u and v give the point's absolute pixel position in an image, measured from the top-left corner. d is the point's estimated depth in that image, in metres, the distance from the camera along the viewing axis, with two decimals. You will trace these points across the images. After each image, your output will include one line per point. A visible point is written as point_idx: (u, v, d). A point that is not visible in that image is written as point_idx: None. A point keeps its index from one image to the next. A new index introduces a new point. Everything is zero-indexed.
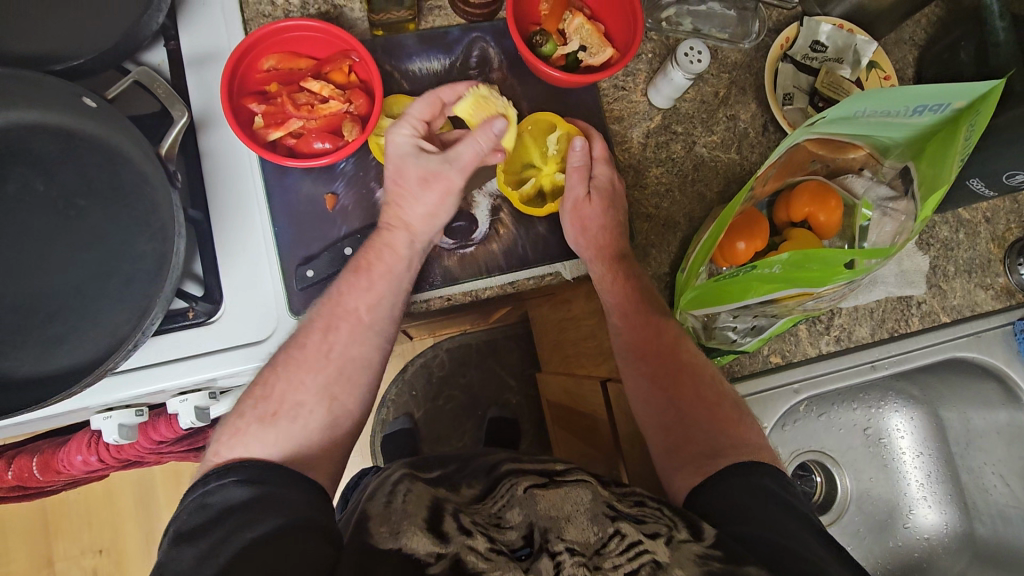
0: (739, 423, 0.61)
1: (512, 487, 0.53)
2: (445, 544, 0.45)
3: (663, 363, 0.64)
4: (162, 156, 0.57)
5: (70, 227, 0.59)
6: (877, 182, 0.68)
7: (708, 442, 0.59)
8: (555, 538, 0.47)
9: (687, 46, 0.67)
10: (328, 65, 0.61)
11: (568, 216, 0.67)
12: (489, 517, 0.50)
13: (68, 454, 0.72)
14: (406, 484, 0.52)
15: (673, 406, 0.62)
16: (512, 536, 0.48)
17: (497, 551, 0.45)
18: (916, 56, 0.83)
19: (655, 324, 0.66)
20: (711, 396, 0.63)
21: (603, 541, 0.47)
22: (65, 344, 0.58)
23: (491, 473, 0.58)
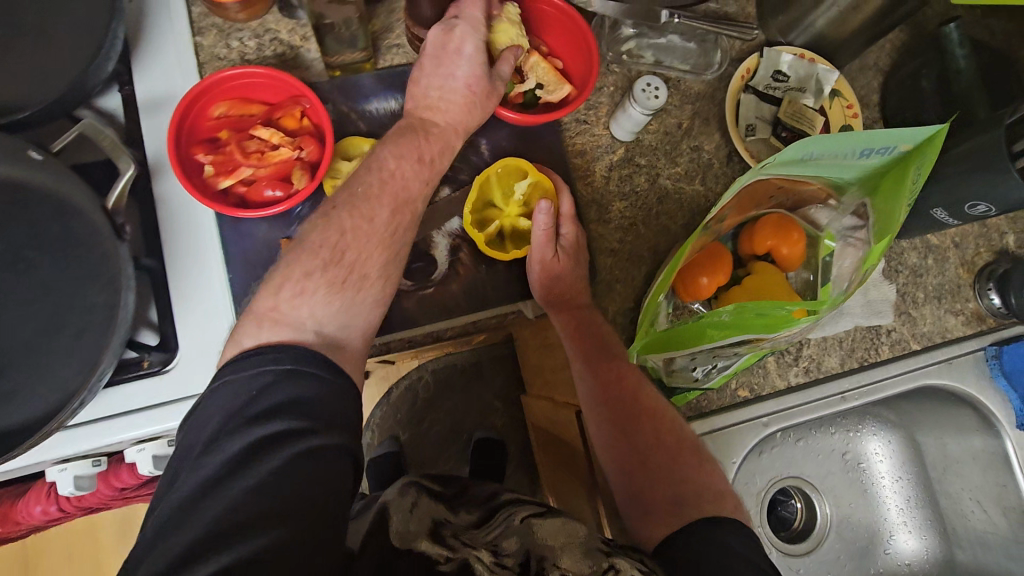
0: (704, 472, 0.60)
1: (509, 518, 0.60)
2: (454, 550, 0.54)
3: (624, 411, 0.62)
4: (109, 210, 0.58)
5: (17, 280, 0.59)
6: (841, 213, 0.67)
7: (672, 493, 0.59)
8: (550, 564, 0.52)
9: (644, 83, 0.67)
10: (280, 110, 0.60)
11: (534, 272, 0.65)
12: (487, 542, 0.56)
13: (25, 505, 0.71)
14: (412, 500, 0.63)
15: (636, 456, 0.61)
16: (509, 559, 0.53)
17: (501, 564, 0.52)
18: (881, 82, 0.83)
19: (615, 371, 0.64)
20: (674, 443, 0.62)
21: (599, 572, 0.51)
22: (12, 400, 0.57)
23: (486, 506, 0.66)
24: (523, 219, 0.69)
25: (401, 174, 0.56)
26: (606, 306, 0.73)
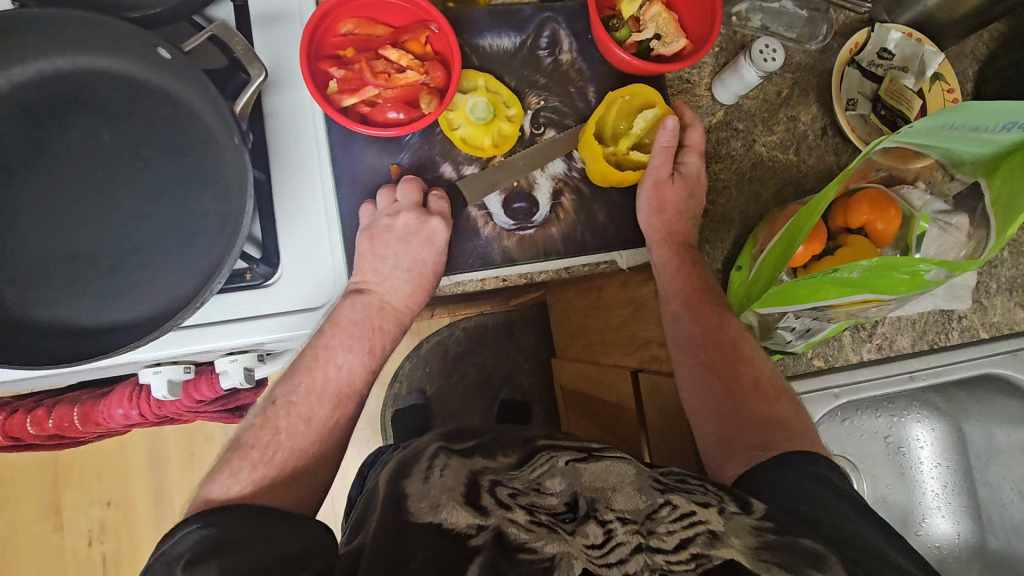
0: (796, 422, 0.62)
1: (551, 458, 0.53)
2: (484, 516, 0.45)
3: (722, 355, 0.65)
4: (236, 115, 0.56)
5: (134, 180, 0.59)
6: (935, 196, 0.69)
7: (760, 434, 0.61)
8: (604, 507, 0.47)
9: (763, 43, 0.66)
10: (406, 33, 0.60)
11: (647, 192, 0.69)
12: (528, 482, 0.50)
13: (108, 408, 0.72)
14: (442, 459, 0.53)
15: (729, 396, 0.64)
16: (553, 501, 0.48)
17: (538, 524, 0.45)
18: (976, 71, 0.82)
19: (716, 316, 0.67)
20: (767, 391, 0.64)
21: (655, 509, 0.47)
22: (126, 296, 0.58)
23: (526, 444, 0.57)
24: (636, 151, 0.71)
25: (415, 287, 0.67)
26: None
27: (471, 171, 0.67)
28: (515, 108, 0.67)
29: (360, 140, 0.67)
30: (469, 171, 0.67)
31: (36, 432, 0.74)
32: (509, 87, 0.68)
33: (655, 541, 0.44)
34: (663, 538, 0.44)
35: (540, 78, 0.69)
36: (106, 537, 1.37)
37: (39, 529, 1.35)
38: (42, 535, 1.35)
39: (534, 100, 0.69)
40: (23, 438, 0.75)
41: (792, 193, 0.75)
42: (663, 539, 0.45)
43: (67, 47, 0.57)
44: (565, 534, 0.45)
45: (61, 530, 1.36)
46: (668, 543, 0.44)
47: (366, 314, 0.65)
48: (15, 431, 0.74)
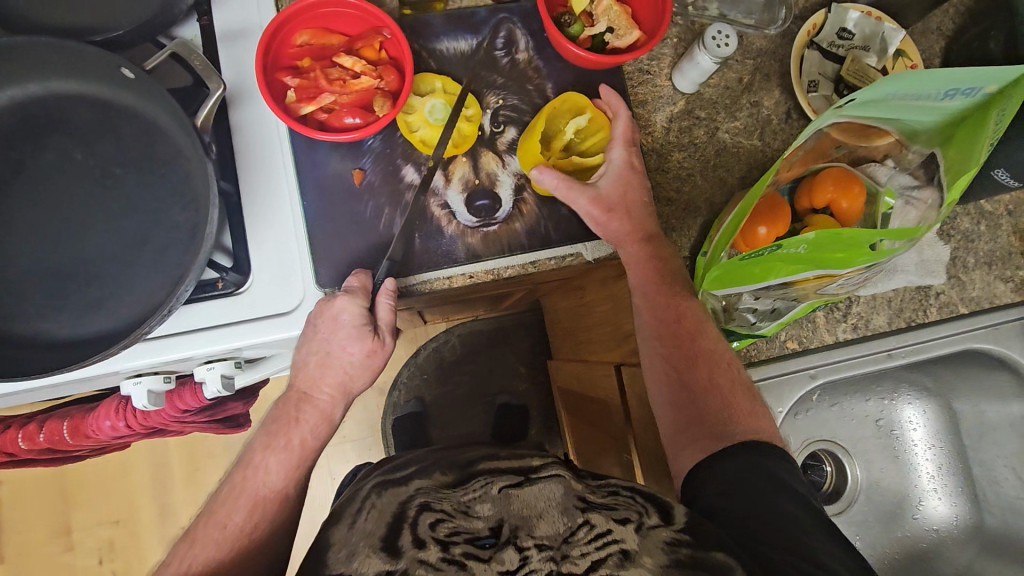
0: (748, 416, 0.63)
1: (487, 484, 0.57)
2: (395, 560, 0.47)
3: (682, 350, 0.66)
4: (198, 129, 0.59)
5: (105, 197, 0.61)
6: (900, 170, 0.68)
7: (718, 426, 0.62)
8: (525, 534, 0.50)
9: (715, 30, 0.67)
10: (360, 41, 0.62)
11: (586, 202, 0.67)
12: (457, 505, 0.54)
13: (96, 420, 0.74)
14: (375, 498, 0.58)
15: (687, 389, 0.64)
16: (479, 525, 0.52)
17: (449, 560, 0.47)
18: (943, 46, 0.82)
19: (675, 307, 0.67)
20: (724, 384, 0.65)
21: (572, 531, 0.49)
22: (100, 309, 0.60)
23: (466, 467, 0.64)
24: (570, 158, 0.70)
25: (354, 368, 0.66)
26: None
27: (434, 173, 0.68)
28: (472, 107, 0.68)
29: (324, 147, 0.68)
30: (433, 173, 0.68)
31: (29, 446, 0.77)
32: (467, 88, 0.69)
33: (566, 565, 0.46)
34: (574, 562, 0.47)
35: (498, 77, 0.70)
36: (114, 555, 1.39)
37: (50, 550, 1.38)
38: (53, 555, 1.38)
39: (492, 99, 0.70)
40: (17, 453, 0.78)
41: (758, 177, 0.75)
42: (574, 562, 0.47)
43: (37, 73, 0.60)
44: (478, 564, 0.47)
45: (71, 550, 1.38)
46: (578, 565, 0.46)
47: (286, 403, 0.66)
48: (8, 446, 0.76)
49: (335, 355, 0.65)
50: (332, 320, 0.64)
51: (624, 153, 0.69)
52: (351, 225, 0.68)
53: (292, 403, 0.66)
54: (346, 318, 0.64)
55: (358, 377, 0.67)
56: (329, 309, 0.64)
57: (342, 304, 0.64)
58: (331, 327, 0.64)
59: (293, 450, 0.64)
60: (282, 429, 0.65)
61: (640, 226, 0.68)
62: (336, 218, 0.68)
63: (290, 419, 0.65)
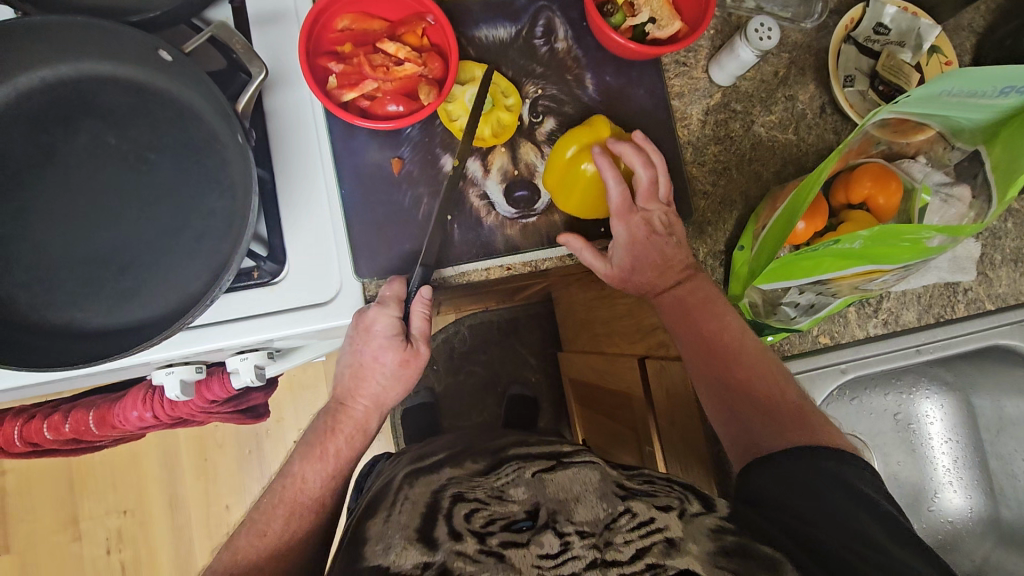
0: (805, 425, 0.60)
1: (519, 469, 0.60)
2: (433, 552, 0.48)
3: (722, 373, 0.64)
4: (238, 114, 0.57)
5: (141, 183, 0.59)
6: (935, 167, 0.69)
7: (771, 439, 0.60)
8: (564, 519, 0.50)
9: (757, 22, 0.66)
10: (403, 27, 0.61)
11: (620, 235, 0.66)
12: (491, 492, 0.55)
13: (123, 410, 0.73)
14: (407, 489, 0.60)
15: (732, 412, 0.62)
16: (515, 509, 0.53)
17: (487, 552, 0.47)
18: (973, 45, 0.81)
19: (708, 316, 0.66)
20: (770, 402, 0.62)
21: (613, 517, 0.50)
22: (137, 298, 0.59)
23: (497, 454, 0.66)
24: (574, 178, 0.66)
25: (392, 381, 0.66)
26: (697, 247, 0.73)
27: (472, 163, 0.67)
28: (513, 97, 0.67)
29: (361, 135, 0.67)
30: (471, 163, 0.67)
31: (54, 437, 0.75)
32: (507, 78, 0.68)
33: (610, 554, 0.46)
34: (617, 550, 0.46)
35: (537, 67, 0.70)
36: (123, 545, 1.38)
37: (57, 540, 1.37)
38: (60, 545, 1.37)
39: (531, 88, 0.69)
40: (40, 444, 0.76)
41: (793, 172, 0.75)
42: (618, 549, 0.47)
43: (70, 54, 0.58)
44: (517, 551, 0.47)
45: (79, 540, 1.37)
46: (623, 553, 0.46)
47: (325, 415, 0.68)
48: (32, 436, 0.74)
49: (369, 365, 0.65)
50: (367, 333, 0.64)
51: (624, 223, 0.65)
52: (387, 214, 0.67)
53: (328, 415, 0.67)
54: (379, 328, 0.63)
55: (395, 388, 0.67)
56: (364, 325, 0.64)
57: (374, 316, 0.63)
58: (365, 336, 0.64)
59: (327, 459, 0.66)
60: (319, 440, 0.66)
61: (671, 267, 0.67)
62: (374, 209, 0.67)
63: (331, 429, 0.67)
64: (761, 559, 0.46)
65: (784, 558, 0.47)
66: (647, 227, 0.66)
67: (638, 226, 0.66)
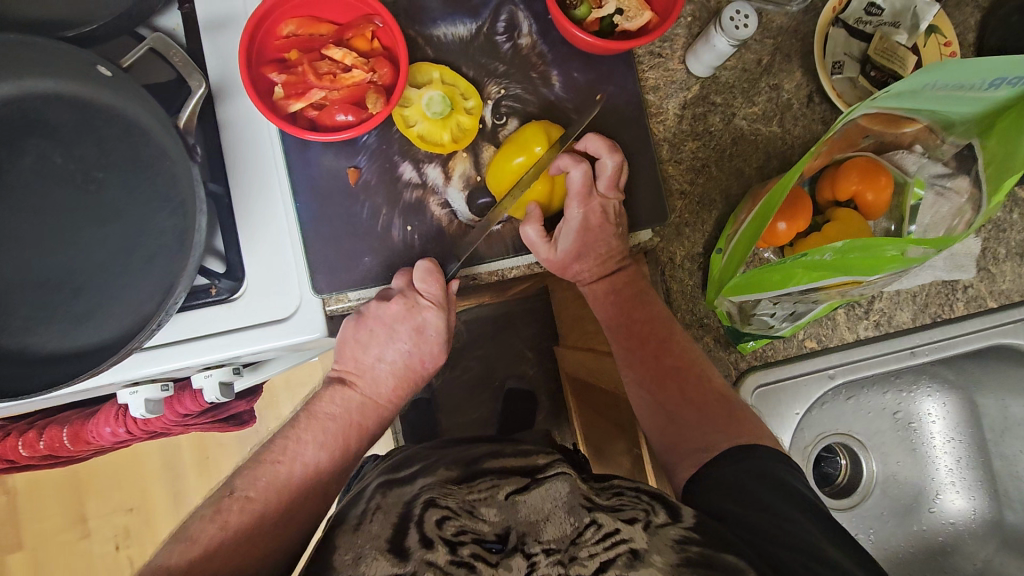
0: (730, 415, 0.61)
1: (494, 488, 0.55)
2: (403, 563, 0.44)
3: (653, 367, 0.65)
4: (180, 129, 0.55)
5: (90, 203, 0.58)
6: (932, 159, 0.64)
7: (703, 437, 0.60)
8: (532, 540, 0.46)
9: (733, 10, 0.62)
10: (350, 30, 0.59)
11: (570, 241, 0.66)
12: (463, 504, 0.52)
13: (96, 426, 0.73)
14: (379, 499, 0.56)
15: (662, 407, 0.63)
16: (485, 529, 0.48)
17: (459, 563, 0.43)
18: (978, 21, 0.75)
19: (644, 313, 0.67)
20: (698, 396, 0.63)
21: (580, 531, 0.46)
22: (90, 320, 0.57)
23: (472, 466, 0.62)
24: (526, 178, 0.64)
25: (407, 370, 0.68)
26: (673, 250, 0.70)
27: (432, 169, 0.65)
28: (474, 99, 0.65)
29: (316, 145, 0.65)
30: (431, 170, 0.65)
31: (30, 453, 0.75)
32: (466, 80, 0.66)
33: (575, 568, 0.43)
34: (583, 563, 0.43)
35: (500, 65, 0.66)
36: (130, 542, 1.38)
37: (67, 538, 1.37)
38: (70, 542, 1.37)
39: (493, 89, 0.66)
40: (16, 460, 0.76)
41: (777, 168, 0.71)
42: (583, 564, 0.43)
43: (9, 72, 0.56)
44: (487, 569, 0.43)
45: (88, 537, 1.37)
46: (588, 567, 0.43)
47: (347, 408, 0.65)
48: (7, 453, 0.75)
49: (402, 359, 0.66)
50: (409, 319, 0.64)
51: (582, 206, 0.65)
52: (348, 229, 0.66)
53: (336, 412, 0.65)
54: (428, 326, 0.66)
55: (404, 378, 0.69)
56: (413, 317, 0.64)
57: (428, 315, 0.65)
58: (410, 332, 0.66)
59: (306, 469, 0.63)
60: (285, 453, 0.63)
61: (608, 261, 0.68)
62: (331, 221, 0.65)
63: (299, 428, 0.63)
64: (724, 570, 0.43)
65: (746, 564, 0.45)
66: (602, 214, 0.66)
67: (595, 210, 0.65)
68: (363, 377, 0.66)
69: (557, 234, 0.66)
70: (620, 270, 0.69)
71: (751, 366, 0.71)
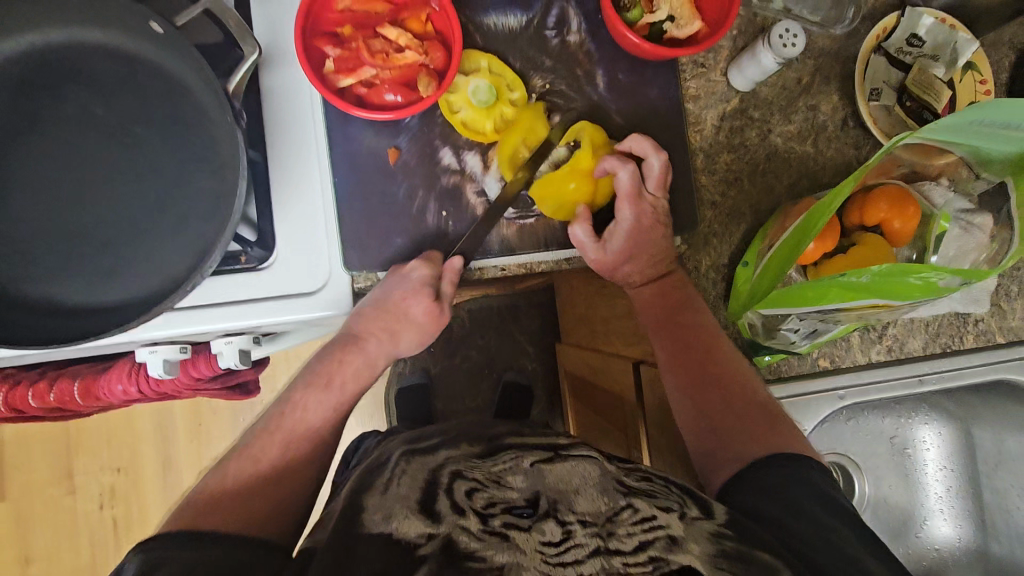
0: (770, 429, 0.61)
1: (517, 458, 0.56)
2: (436, 524, 0.47)
3: (696, 373, 0.64)
4: (229, 94, 0.55)
5: (130, 158, 0.58)
6: (959, 194, 0.65)
7: (741, 446, 0.60)
8: (565, 508, 0.48)
9: (783, 28, 0.62)
10: (406, 11, 0.60)
11: (618, 242, 0.66)
12: (490, 474, 0.53)
13: (108, 383, 0.73)
14: (403, 464, 0.57)
15: (705, 415, 0.62)
16: (516, 496, 0.50)
17: (492, 533, 0.46)
18: (1013, 60, 0.76)
19: (686, 317, 0.67)
20: (740, 403, 0.63)
21: (616, 511, 0.48)
22: (120, 276, 0.57)
23: (493, 441, 0.63)
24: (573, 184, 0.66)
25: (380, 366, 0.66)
26: (697, 261, 0.71)
27: (471, 157, 0.66)
28: (538, 106, 0.67)
29: (358, 122, 0.65)
30: (470, 158, 0.66)
31: (39, 406, 0.73)
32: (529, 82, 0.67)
33: (613, 542, 0.45)
34: (621, 540, 0.45)
35: (547, 59, 0.67)
36: (115, 502, 1.36)
37: (52, 492, 1.35)
38: (55, 497, 1.35)
39: (539, 82, 0.67)
40: (24, 411, 0.74)
41: (806, 187, 0.72)
42: (621, 540, 0.45)
43: (60, 20, 0.56)
44: (520, 534, 0.46)
45: (74, 493, 1.35)
46: (625, 544, 0.45)
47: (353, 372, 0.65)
48: (16, 402, 0.73)
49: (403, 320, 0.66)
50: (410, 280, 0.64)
51: (634, 209, 0.66)
52: (382, 208, 0.66)
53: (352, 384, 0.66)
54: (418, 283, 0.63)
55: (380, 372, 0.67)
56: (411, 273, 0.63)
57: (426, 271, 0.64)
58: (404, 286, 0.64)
59: (320, 445, 0.64)
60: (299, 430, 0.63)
61: (657, 264, 0.69)
62: (366, 199, 0.65)
63: (323, 383, 0.64)
64: (759, 564, 0.44)
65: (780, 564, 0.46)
66: (652, 215, 0.67)
67: (646, 213, 0.66)
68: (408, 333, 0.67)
69: (607, 236, 0.67)
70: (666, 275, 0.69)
71: (765, 380, 0.72)
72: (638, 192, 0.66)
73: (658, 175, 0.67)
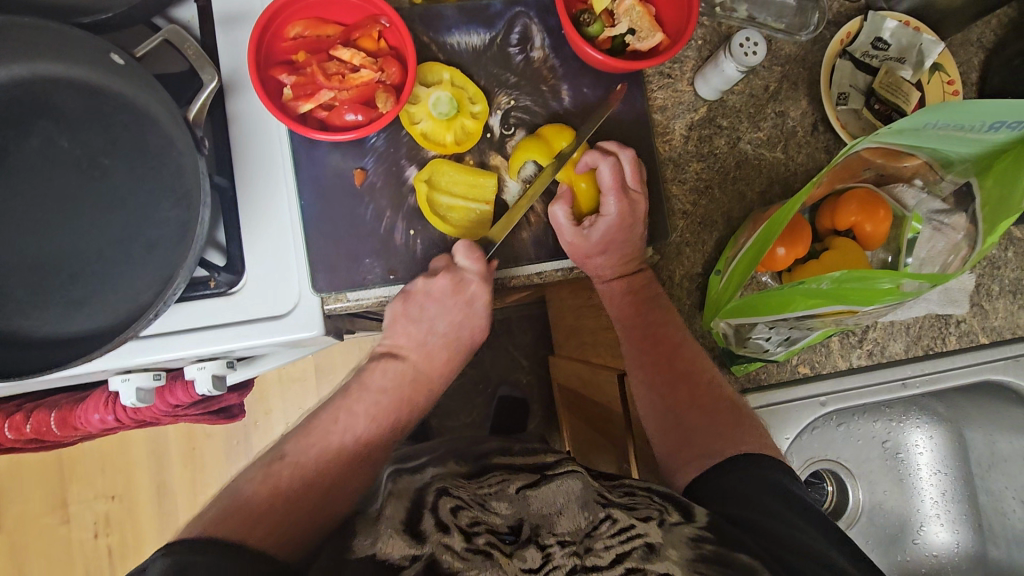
0: (736, 427, 0.62)
1: (503, 481, 0.56)
2: (421, 545, 0.45)
3: (662, 371, 0.66)
4: (190, 122, 0.55)
5: (94, 188, 0.58)
6: (931, 195, 0.65)
7: (707, 443, 0.61)
8: (547, 531, 0.48)
9: (742, 37, 0.62)
10: (358, 31, 0.60)
11: (597, 232, 0.65)
12: (475, 496, 0.52)
13: (85, 412, 0.73)
14: (389, 486, 0.56)
15: (672, 411, 0.64)
16: (498, 522, 0.49)
17: (475, 550, 0.45)
18: (982, 59, 0.76)
19: (657, 314, 0.67)
20: (708, 399, 0.64)
21: (594, 525, 0.48)
22: (85, 307, 0.57)
23: (480, 460, 0.63)
24: (580, 183, 0.68)
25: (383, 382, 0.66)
26: (672, 268, 0.71)
27: (435, 173, 0.66)
28: (490, 180, 0.66)
29: (325, 144, 0.66)
30: (435, 174, 0.66)
31: (16, 436, 0.74)
32: (469, 165, 0.66)
33: (590, 559, 0.45)
34: (598, 554, 0.45)
35: (511, 76, 0.68)
36: (110, 530, 1.34)
37: (46, 522, 1.34)
38: (50, 527, 1.34)
39: (503, 99, 0.67)
40: (2, 442, 0.75)
41: (779, 194, 0.72)
42: (598, 555, 0.45)
43: (21, 55, 0.56)
44: (502, 557, 0.45)
45: (68, 523, 1.34)
46: (603, 558, 0.45)
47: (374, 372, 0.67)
48: None
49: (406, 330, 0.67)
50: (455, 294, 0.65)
51: (618, 203, 0.65)
52: (350, 229, 0.66)
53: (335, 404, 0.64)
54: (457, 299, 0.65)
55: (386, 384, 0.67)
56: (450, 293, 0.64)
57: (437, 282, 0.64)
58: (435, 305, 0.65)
59: None
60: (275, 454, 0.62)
61: (631, 261, 0.69)
62: (335, 220, 0.66)
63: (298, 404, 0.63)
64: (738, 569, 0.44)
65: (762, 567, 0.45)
66: (635, 211, 0.66)
67: (626, 205, 0.66)
68: (410, 352, 0.68)
69: (586, 225, 0.66)
70: (638, 272, 0.69)
71: (744, 389, 0.72)
72: (622, 184, 0.66)
73: (639, 162, 0.67)
